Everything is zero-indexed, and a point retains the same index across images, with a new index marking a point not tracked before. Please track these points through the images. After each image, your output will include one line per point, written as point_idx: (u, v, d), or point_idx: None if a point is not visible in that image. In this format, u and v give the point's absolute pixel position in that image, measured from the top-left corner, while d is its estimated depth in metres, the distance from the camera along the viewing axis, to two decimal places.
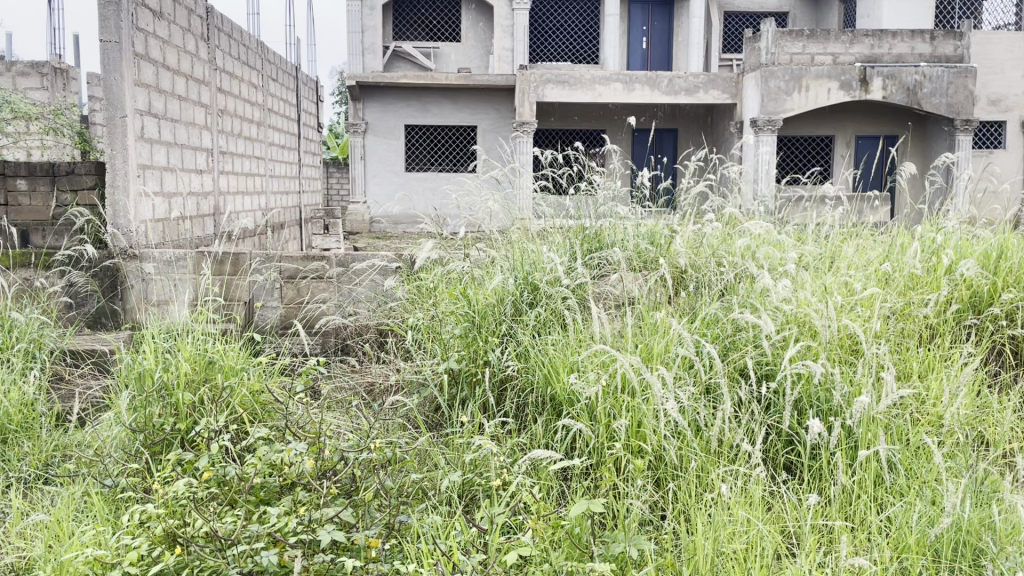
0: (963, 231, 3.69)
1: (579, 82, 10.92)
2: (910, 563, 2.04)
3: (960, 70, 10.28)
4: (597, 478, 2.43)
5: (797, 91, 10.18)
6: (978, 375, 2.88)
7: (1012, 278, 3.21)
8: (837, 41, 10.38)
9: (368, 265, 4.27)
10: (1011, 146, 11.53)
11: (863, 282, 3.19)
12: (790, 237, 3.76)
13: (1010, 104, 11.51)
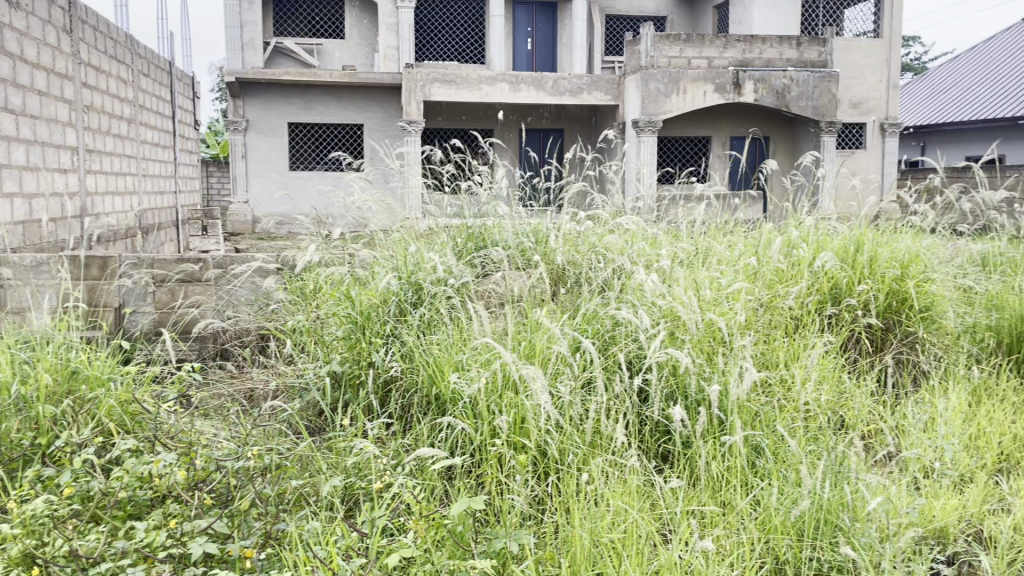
0: (823, 225, 3.91)
1: (465, 82, 10.92)
2: (776, 543, 2.15)
3: (824, 75, 10.89)
4: (480, 475, 2.44)
5: (675, 93, 10.54)
6: (836, 362, 3.08)
7: (866, 270, 3.45)
8: (711, 45, 10.65)
9: (246, 267, 4.16)
10: (870, 147, 12.32)
11: (733, 276, 3.34)
12: (666, 235, 3.89)
13: (869, 108, 12.27)
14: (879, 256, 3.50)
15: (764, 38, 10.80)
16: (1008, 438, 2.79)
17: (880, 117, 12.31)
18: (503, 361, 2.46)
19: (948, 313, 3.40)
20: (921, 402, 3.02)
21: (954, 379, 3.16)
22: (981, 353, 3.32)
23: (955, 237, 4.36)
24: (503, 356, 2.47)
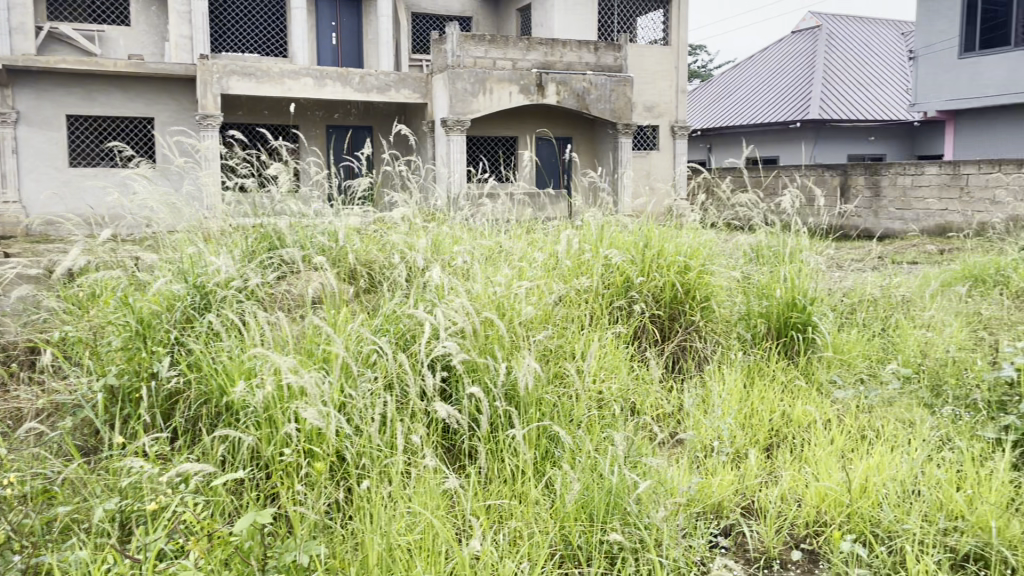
0: (613, 221, 4.11)
1: (265, 75, 10.49)
2: (569, 530, 2.21)
3: (620, 79, 11.49)
4: (271, 487, 2.32)
5: (481, 93, 10.69)
6: (626, 352, 3.24)
7: (652, 264, 3.65)
8: (515, 47, 10.85)
9: (7, 273, 3.73)
10: (663, 147, 13.14)
11: (531, 270, 3.43)
12: (469, 233, 3.94)
13: (661, 111, 13.07)
14: (665, 250, 3.71)
15: (564, 42, 11.20)
16: (775, 415, 3.05)
17: (671, 120, 13.14)
18: (286, 367, 2.35)
19: (725, 302, 3.68)
20: (702, 387, 3.23)
21: (730, 363, 3.42)
22: (753, 337, 3.61)
23: (734, 232, 4.70)
24: (285, 363, 2.36)
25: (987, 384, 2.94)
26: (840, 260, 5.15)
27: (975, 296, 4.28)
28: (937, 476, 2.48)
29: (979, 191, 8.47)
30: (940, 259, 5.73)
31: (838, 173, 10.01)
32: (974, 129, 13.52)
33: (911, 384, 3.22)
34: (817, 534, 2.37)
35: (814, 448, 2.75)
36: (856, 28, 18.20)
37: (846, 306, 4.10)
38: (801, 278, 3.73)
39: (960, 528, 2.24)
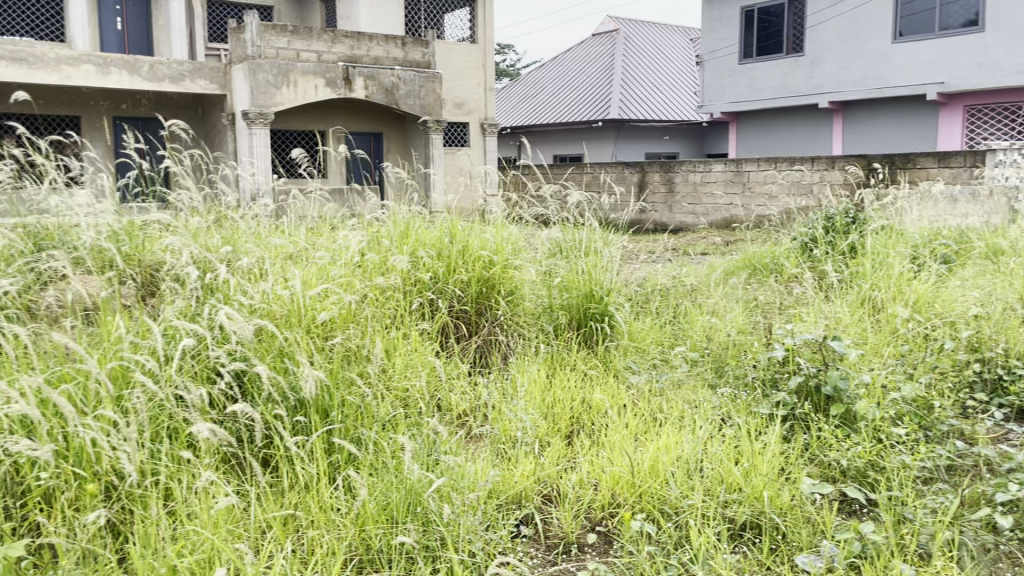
0: (417, 216, 4.05)
1: (40, 61, 9.57)
2: (369, 533, 2.12)
3: (428, 76, 11.53)
4: (34, 517, 2.07)
5: (285, 85, 10.27)
6: (431, 348, 3.22)
7: (457, 260, 3.64)
8: (319, 39, 10.58)
9: None
10: (473, 144, 13.28)
11: (334, 266, 3.31)
12: (268, 229, 3.76)
13: (471, 108, 13.21)
14: (470, 246, 3.72)
15: (370, 36, 11.07)
16: (576, 402, 3.14)
17: (481, 117, 13.32)
18: (40, 383, 2.10)
19: (528, 296, 3.77)
20: (506, 380, 3.27)
21: (531, 355, 3.50)
22: (555, 329, 3.71)
23: (539, 227, 4.79)
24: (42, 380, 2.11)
25: (761, 364, 3.17)
26: (635, 253, 5.41)
27: (753, 284, 4.64)
28: (719, 451, 2.64)
29: (760, 187, 9.22)
30: (725, 250, 6.16)
31: (637, 169, 10.54)
32: (754, 130, 14.73)
33: (698, 367, 3.43)
34: (612, 515, 2.45)
35: (610, 433, 2.85)
36: (651, 33, 19.30)
37: (641, 296, 4.30)
38: (598, 271, 3.86)
39: (738, 499, 2.39)
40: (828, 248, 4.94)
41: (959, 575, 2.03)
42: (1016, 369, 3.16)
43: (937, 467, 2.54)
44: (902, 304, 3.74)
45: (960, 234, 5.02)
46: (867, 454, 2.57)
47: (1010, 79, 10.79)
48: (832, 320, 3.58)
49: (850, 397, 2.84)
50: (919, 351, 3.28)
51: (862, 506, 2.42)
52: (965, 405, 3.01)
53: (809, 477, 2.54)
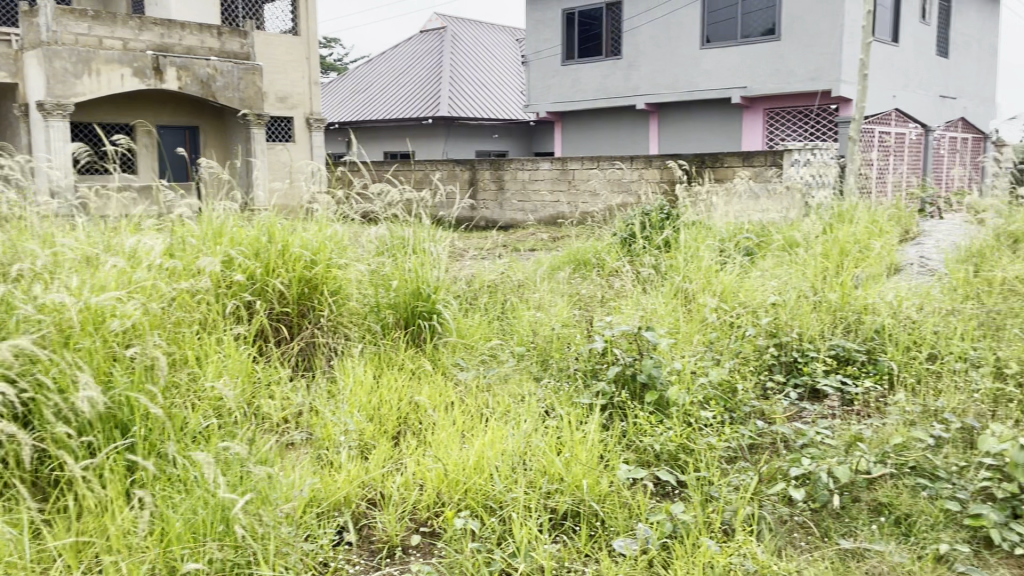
0: (232, 213, 3.85)
1: None
2: (174, 554, 1.99)
3: (247, 68, 11.10)
4: None
5: (86, 74, 9.51)
6: (247, 355, 3.07)
7: (275, 260, 3.48)
8: (124, 26, 9.88)
9: None
10: (299, 139, 12.89)
11: (137, 268, 3.08)
12: (61, 230, 3.46)
13: (294, 102, 12.80)
14: (290, 245, 3.57)
15: (182, 25, 10.48)
16: (403, 402, 3.08)
17: (306, 112, 12.95)
18: None
19: (353, 295, 3.67)
20: (329, 384, 3.17)
21: (356, 356, 3.42)
22: (383, 329, 3.64)
23: (365, 224, 4.70)
24: None
25: (583, 355, 3.25)
26: (465, 250, 5.43)
27: (577, 279, 4.79)
28: (542, 442, 2.67)
29: (584, 184, 9.54)
30: (552, 246, 6.32)
31: (467, 167, 10.60)
32: (579, 130, 15.24)
33: (523, 361, 3.48)
34: (437, 515, 2.41)
35: (436, 431, 2.81)
36: (477, 32, 19.49)
37: (469, 293, 4.33)
38: (424, 269, 3.83)
39: (561, 488, 2.43)
40: (645, 243, 5.18)
41: (757, 547, 2.17)
42: (809, 351, 3.44)
43: (740, 446, 2.72)
44: (710, 294, 3.98)
45: (761, 228, 5.42)
46: (677, 437, 2.70)
47: (802, 84, 11.73)
48: (647, 312, 3.75)
49: (663, 383, 2.97)
50: (725, 337, 3.50)
51: (673, 488, 2.53)
52: (764, 385, 3.26)
53: (625, 463, 2.64)
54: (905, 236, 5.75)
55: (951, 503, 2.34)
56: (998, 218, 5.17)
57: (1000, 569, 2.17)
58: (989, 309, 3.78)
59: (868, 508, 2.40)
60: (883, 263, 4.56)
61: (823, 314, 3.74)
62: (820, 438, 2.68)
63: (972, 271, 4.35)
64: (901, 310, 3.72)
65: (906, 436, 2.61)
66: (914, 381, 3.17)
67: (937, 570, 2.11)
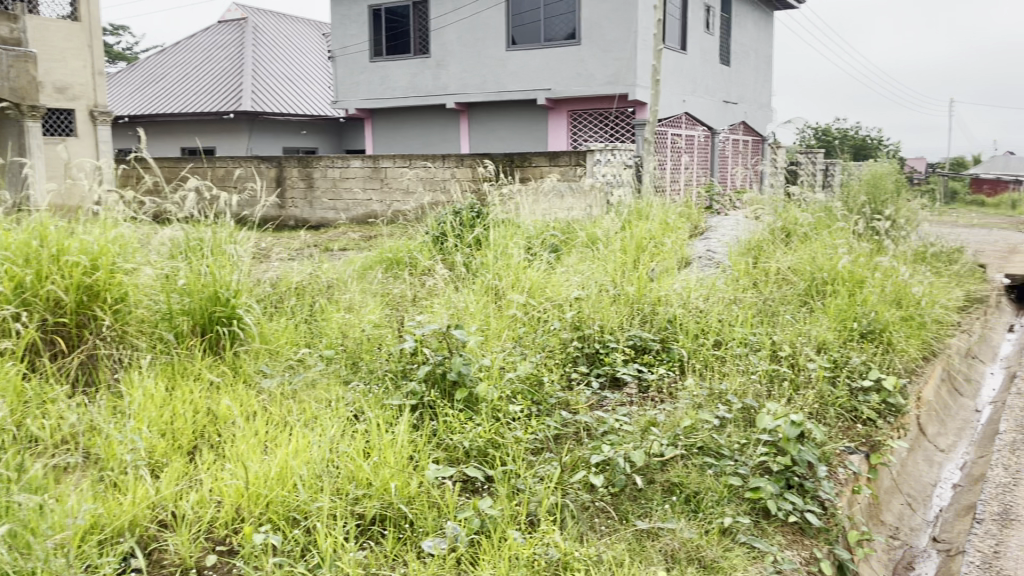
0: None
1: None
2: None
3: (18, 54, 10.05)
4: None
5: None
6: (16, 375, 2.83)
7: (49, 267, 3.21)
8: None
9: None
10: (82, 134, 11.89)
11: None
12: None
13: (76, 93, 11.77)
14: (67, 246, 3.30)
15: None
16: (200, 414, 2.89)
17: (89, 104, 11.96)
18: None
19: (142, 302, 3.42)
20: (116, 399, 2.93)
21: (145, 368, 3.19)
22: (177, 337, 3.41)
23: (155, 225, 4.40)
24: None
25: (393, 357, 3.22)
26: (270, 251, 5.22)
27: (389, 278, 4.74)
28: (348, 447, 2.60)
29: (396, 183, 9.46)
30: (363, 245, 6.21)
31: (273, 164, 10.21)
32: (389, 128, 15.13)
33: (332, 364, 3.37)
34: (236, 532, 2.28)
35: (236, 443, 2.66)
36: (280, 25, 18.82)
37: (273, 296, 4.16)
38: (223, 271, 3.62)
39: (368, 493, 2.38)
40: (456, 241, 5.22)
41: (561, 535, 2.23)
42: (609, 342, 3.61)
43: (546, 438, 2.80)
44: (518, 291, 4.06)
45: (566, 226, 5.61)
46: (486, 433, 2.73)
47: (602, 88, 12.31)
48: (457, 309, 3.76)
49: (472, 380, 2.98)
50: (533, 332, 3.59)
51: (482, 483, 2.55)
52: (568, 377, 3.37)
53: (435, 462, 2.62)
54: (695, 232, 6.17)
55: (734, 479, 2.53)
56: (772, 213, 5.67)
57: (774, 537, 2.38)
58: (765, 297, 4.14)
59: (661, 489, 2.54)
60: (675, 257, 4.88)
61: (622, 306, 3.93)
62: (619, 425, 2.82)
63: (751, 263, 4.74)
64: (690, 300, 3.99)
65: (694, 418, 2.81)
66: (701, 366, 3.41)
67: (721, 543, 2.29)
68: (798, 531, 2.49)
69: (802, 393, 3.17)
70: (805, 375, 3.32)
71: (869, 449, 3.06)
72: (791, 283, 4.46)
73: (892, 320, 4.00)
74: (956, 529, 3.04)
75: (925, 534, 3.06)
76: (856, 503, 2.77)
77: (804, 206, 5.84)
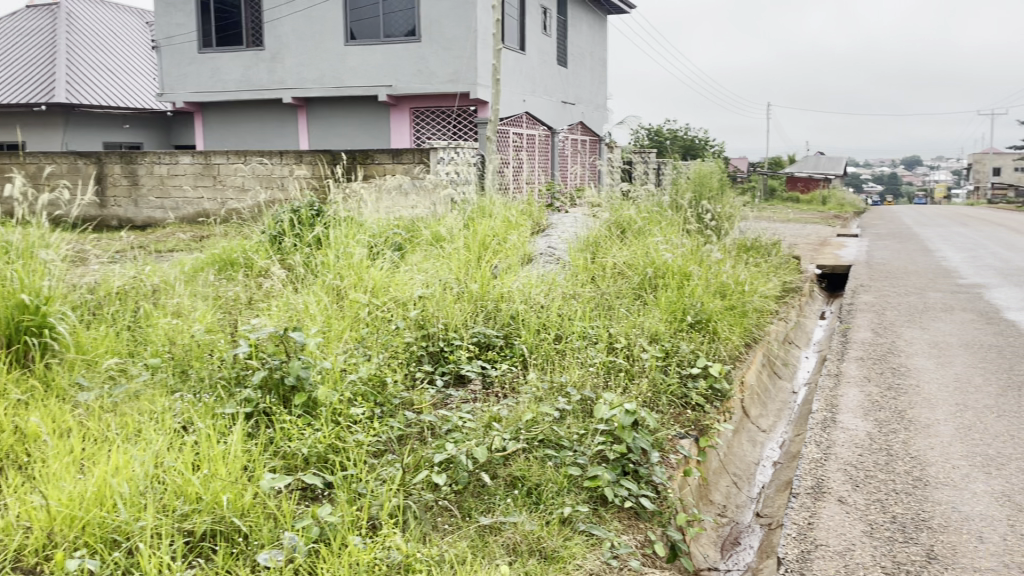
0: None
1: None
2: None
3: None
4: None
5: None
6: None
7: None
8: None
9: None
10: None
11: None
12: None
13: None
14: None
15: None
16: (5, 434, 2.64)
17: None
18: None
19: None
20: None
21: None
22: None
23: None
24: None
25: (226, 363, 3.07)
26: (88, 252, 4.86)
27: (222, 279, 4.52)
28: (176, 461, 2.44)
29: (229, 180, 9.04)
30: (194, 246, 5.90)
31: (92, 160, 9.52)
32: (222, 123, 14.46)
33: (159, 373, 3.15)
34: (47, 560, 2.09)
35: (47, 463, 2.44)
36: (98, 10, 17.55)
37: (91, 302, 3.86)
38: (31, 276, 3.33)
39: (198, 508, 2.24)
40: (295, 241, 5.06)
41: (402, 537, 2.20)
42: (454, 340, 3.62)
43: (389, 439, 2.75)
44: (359, 291, 3.97)
45: (410, 223, 5.58)
46: (325, 438, 2.64)
47: (443, 85, 12.35)
48: (296, 312, 3.64)
49: (311, 384, 2.89)
50: (376, 332, 3.53)
51: (322, 490, 2.47)
52: (412, 376, 3.35)
53: (271, 471, 2.50)
54: (536, 229, 6.30)
55: (573, 469, 2.60)
56: (608, 211, 5.88)
57: (612, 523, 2.47)
58: (602, 292, 4.29)
59: (504, 483, 2.57)
60: (517, 254, 4.96)
61: (465, 304, 3.94)
62: (462, 422, 2.82)
63: (589, 259, 4.89)
64: (532, 296, 4.06)
65: (535, 412, 2.87)
66: (542, 361, 3.48)
67: (561, 533, 2.34)
68: (633, 516, 2.58)
69: (636, 383, 3.31)
70: (639, 365, 3.47)
71: (698, 433, 3.23)
72: (626, 277, 4.65)
73: (717, 311, 4.25)
74: (776, 503, 3.20)
75: (749, 510, 3.26)
76: (686, 485, 2.92)
77: (638, 203, 6.10)
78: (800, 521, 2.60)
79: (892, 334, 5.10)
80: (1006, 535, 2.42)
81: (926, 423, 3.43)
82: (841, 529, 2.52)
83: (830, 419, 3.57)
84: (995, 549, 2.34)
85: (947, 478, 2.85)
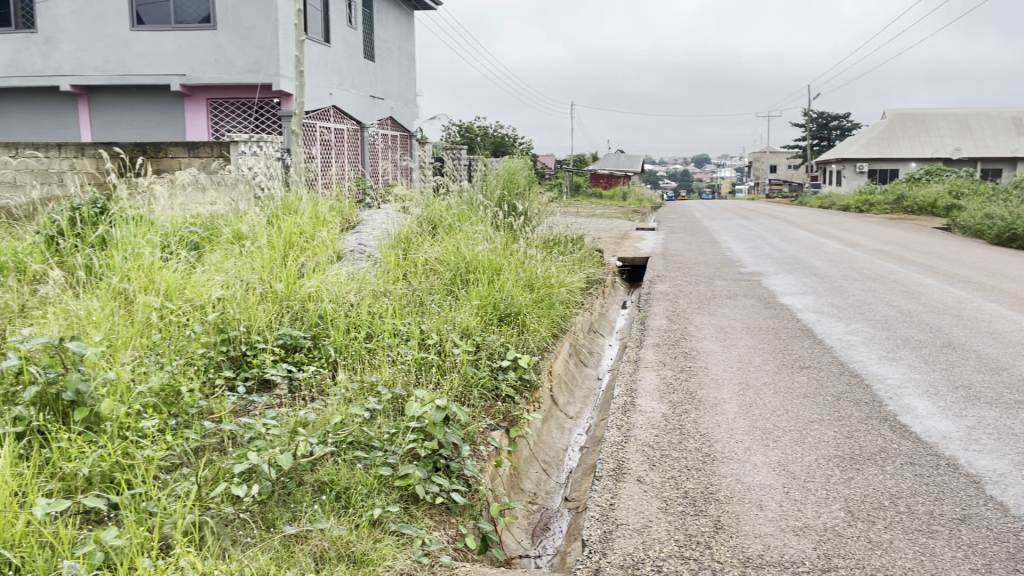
0: None
1: None
2: None
3: None
4: None
5: None
6: None
7: None
8: None
9: None
10: None
11: None
12: None
13: None
14: None
15: None
16: None
17: None
18: None
19: None
20: None
21: None
22: None
23: None
24: None
25: None
26: None
27: None
28: None
29: None
30: None
31: None
32: None
33: None
34: None
35: None
36: None
37: None
38: None
39: None
40: (76, 242, 4.65)
41: (197, 556, 2.07)
42: (257, 343, 3.47)
43: (185, 452, 2.59)
44: (152, 294, 3.70)
45: (208, 221, 5.30)
46: (110, 456, 2.44)
47: (242, 76, 11.85)
48: (77, 317, 3.32)
49: (94, 398, 2.65)
50: (170, 338, 3.31)
51: (107, 512, 2.28)
52: (211, 383, 3.17)
53: (47, 496, 2.27)
54: (346, 226, 6.19)
55: (384, 469, 2.56)
56: (420, 206, 5.87)
57: (423, 520, 2.46)
58: (414, 288, 4.28)
59: (311, 489, 2.49)
60: (326, 251, 4.84)
61: (269, 305, 3.79)
62: (265, 429, 2.71)
63: (401, 255, 4.87)
64: (340, 295, 3.97)
65: (344, 413, 2.81)
66: (351, 362, 3.41)
67: (371, 535, 2.30)
68: (444, 511, 2.59)
69: (446, 378, 3.32)
70: (450, 360, 3.49)
71: (508, 424, 3.29)
72: (438, 273, 4.67)
73: (526, 304, 4.35)
74: (583, 486, 3.28)
75: (558, 495, 3.36)
76: (497, 476, 2.97)
77: (449, 198, 6.14)
78: (602, 502, 2.72)
79: (685, 320, 5.48)
80: (782, 501, 2.65)
81: (713, 402, 3.71)
82: (640, 507, 2.66)
83: (630, 403, 3.76)
84: (773, 515, 2.56)
85: (731, 452, 3.09)
